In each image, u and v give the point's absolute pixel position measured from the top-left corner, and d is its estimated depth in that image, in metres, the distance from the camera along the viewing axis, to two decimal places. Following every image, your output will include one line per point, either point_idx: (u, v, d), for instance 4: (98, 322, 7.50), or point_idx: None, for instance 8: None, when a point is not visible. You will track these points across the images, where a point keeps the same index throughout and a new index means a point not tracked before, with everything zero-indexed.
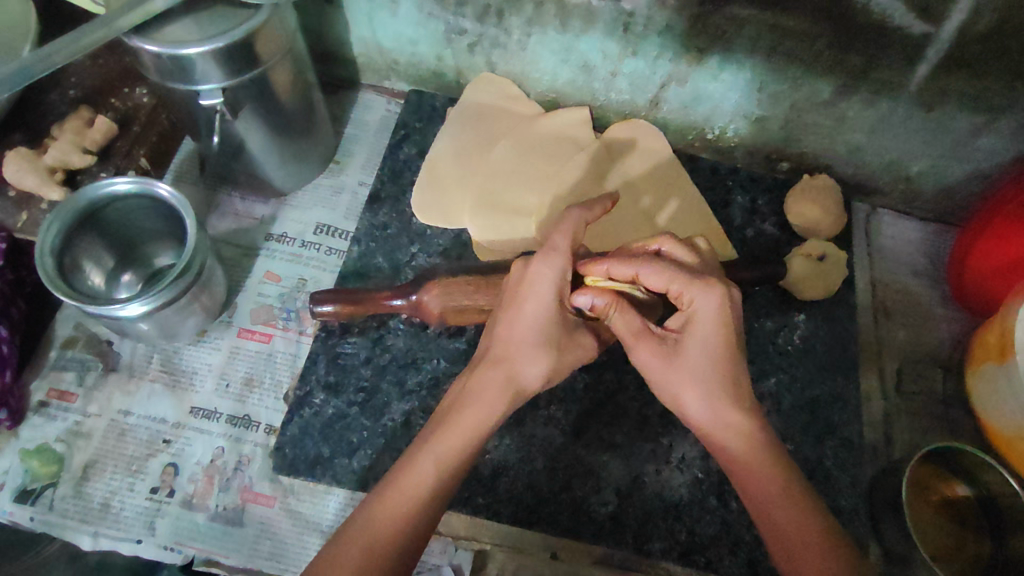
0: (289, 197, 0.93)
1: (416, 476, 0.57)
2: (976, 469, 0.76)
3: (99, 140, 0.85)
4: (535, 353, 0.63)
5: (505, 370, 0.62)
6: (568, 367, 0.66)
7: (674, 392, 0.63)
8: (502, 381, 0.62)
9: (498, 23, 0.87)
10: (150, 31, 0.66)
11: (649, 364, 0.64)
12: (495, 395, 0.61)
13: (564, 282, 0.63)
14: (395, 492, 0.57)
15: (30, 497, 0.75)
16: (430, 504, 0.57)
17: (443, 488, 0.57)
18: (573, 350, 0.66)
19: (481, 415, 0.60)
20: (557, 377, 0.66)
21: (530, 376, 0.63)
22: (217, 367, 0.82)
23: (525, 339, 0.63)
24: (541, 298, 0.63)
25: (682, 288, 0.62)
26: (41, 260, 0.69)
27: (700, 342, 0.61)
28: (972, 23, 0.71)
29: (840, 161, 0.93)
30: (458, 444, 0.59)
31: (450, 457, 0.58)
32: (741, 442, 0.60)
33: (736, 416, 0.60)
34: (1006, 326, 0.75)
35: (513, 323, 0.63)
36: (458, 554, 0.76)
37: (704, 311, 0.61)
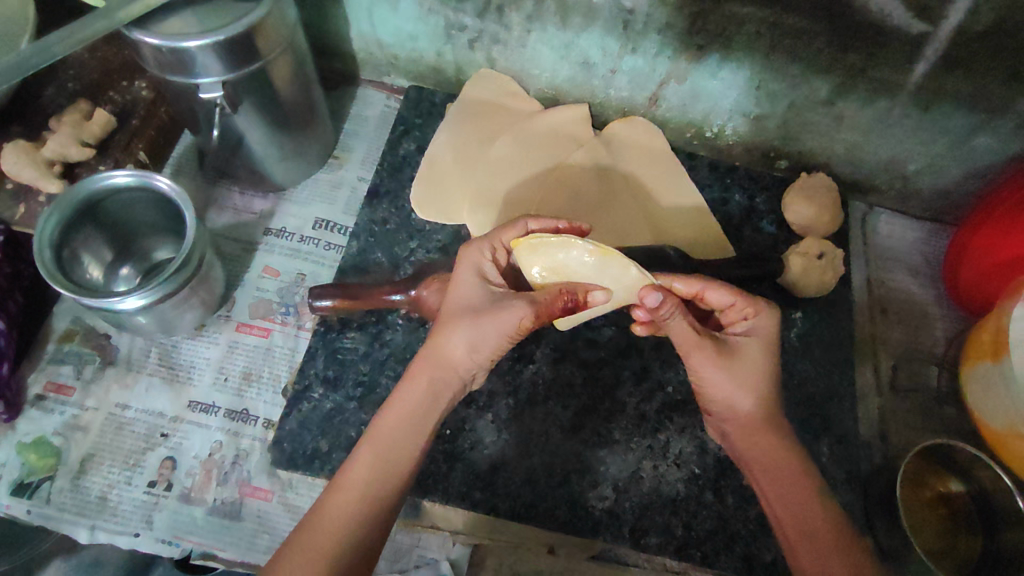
0: (288, 192, 0.93)
1: (346, 471, 0.58)
2: (968, 465, 0.76)
3: (98, 132, 0.85)
4: (454, 325, 0.62)
5: (430, 349, 0.63)
6: (497, 339, 0.62)
7: (729, 396, 0.64)
8: (426, 358, 0.63)
9: (498, 19, 0.87)
10: (151, 24, 0.66)
11: (708, 371, 0.63)
12: (419, 374, 0.63)
13: (483, 262, 0.65)
14: (338, 483, 0.58)
15: (27, 490, 0.74)
16: (368, 493, 0.57)
17: (378, 474, 0.58)
18: (496, 317, 0.61)
19: (410, 396, 0.62)
20: (489, 350, 0.63)
21: (454, 350, 0.62)
22: (216, 361, 0.82)
23: (449, 315, 0.64)
24: (461, 280, 0.65)
25: (748, 304, 0.65)
26: (39, 253, 0.69)
27: (762, 351, 0.64)
28: (970, 23, 0.71)
29: (837, 160, 0.94)
30: (389, 426, 0.60)
31: (389, 436, 0.60)
32: (778, 465, 0.62)
33: (771, 438, 0.63)
34: (1002, 323, 0.76)
35: (442, 305, 0.65)
36: (455, 550, 0.78)
37: (764, 326, 0.65)
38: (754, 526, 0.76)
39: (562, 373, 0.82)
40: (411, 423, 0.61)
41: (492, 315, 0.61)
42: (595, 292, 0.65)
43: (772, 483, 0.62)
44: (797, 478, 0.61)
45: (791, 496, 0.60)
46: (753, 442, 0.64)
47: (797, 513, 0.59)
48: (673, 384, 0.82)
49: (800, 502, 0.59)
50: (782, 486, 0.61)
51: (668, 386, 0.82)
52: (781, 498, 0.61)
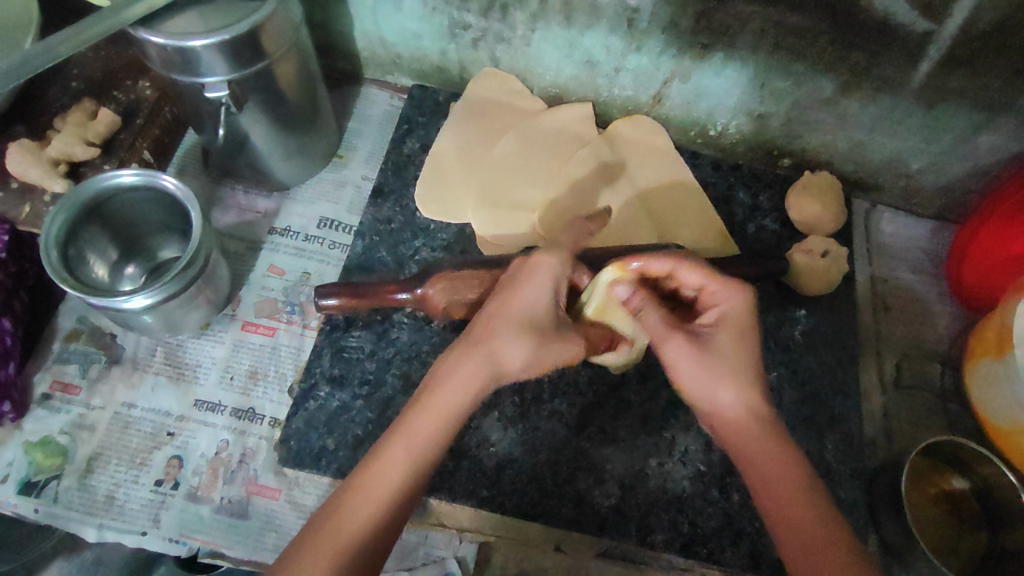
0: (293, 191, 0.93)
1: (383, 465, 0.57)
2: (973, 462, 0.77)
3: (102, 132, 0.85)
4: (518, 335, 0.64)
5: (489, 348, 0.63)
6: (552, 361, 0.67)
7: (704, 386, 0.64)
8: (481, 359, 0.62)
9: (502, 18, 0.87)
10: (156, 23, 0.66)
11: (681, 361, 0.65)
12: (472, 372, 0.62)
13: (558, 278, 0.67)
14: (370, 475, 0.57)
15: (34, 489, 0.74)
16: (401, 492, 0.57)
17: (410, 475, 0.57)
18: (557, 345, 0.66)
19: (454, 395, 0.61)
20: (544, 363, 0.66)
21: (511, 358, 0.63)
22: (221, 360, 0.82)
23: (512, 320, 0.64)
24: (538, 287, 0.66)
25: (717, 285, 0.67)
26: (46, 253, 0.69)
27: (733, 335, 0.65)
28: (974, 21, 0.71)
29: (840, 158, 0.94)
30: (427, 422, 0.59)
31: (425, 436, 0.59)
32: (761, 450, 0.61)
33: (751, 423, 0.62)
34: (1005, 320, 0.76)
35: (501, 305, 0.65)
36: (463, 547, 0.79)
37: (734, 307, 0.66)
38: (760, 523, 0.76)
39: (567, 371, 0.82)
40: (450, 421, 0.60)
41: (561, 342, 0.66)
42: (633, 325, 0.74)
43: (755, 470, 0.60)
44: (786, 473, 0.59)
45: (779, 484, 0.59)
46: (737, 436, 0.62)
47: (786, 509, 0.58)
48: None
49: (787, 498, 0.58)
50: (767, 473, 0.60)
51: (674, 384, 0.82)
52: (762, 489, 0.60)
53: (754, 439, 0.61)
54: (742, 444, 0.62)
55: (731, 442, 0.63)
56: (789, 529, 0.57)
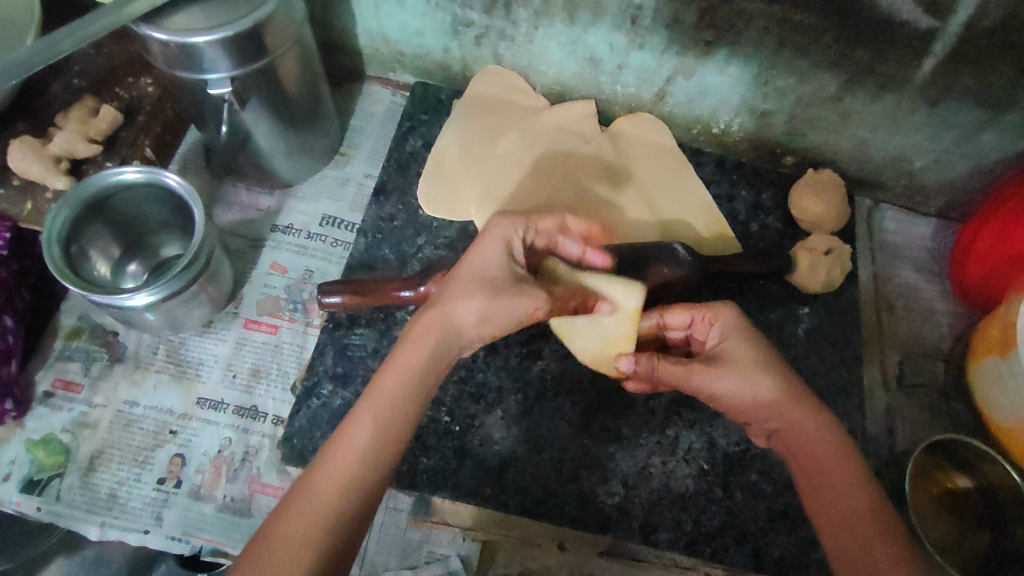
0: (295, 189, 0.93)
1: (342, 437, 0.56)
2: (978, 461, 0.77)
3: (104, 129, 0.85)
4: (470, 292, 0.62)
5: (437, 313, 0.62)
6: (509, 317, 0.64)
7: (750, 397, 0.63)
8: (433, 321, 0.62)
9: (505, 15, 0.87)
10: (159, 19, 0.66)
11: (717, 382, 0.64)
12: (425, 335, 0.61)
13: (514, 237, 0.67)
14: (335, 445, 0.55)
15: (36, 487, 0.74)
16: (362, 460, 0.55)
17: (376, 428, 0.56)
18: (514, 296, 0.63)
19: (412, 361, 0.60)
20: (499, 321, 0.64)
21: (466, 317, 0.62)
22: (224, 358, 0.82)
23: (463, 282, 0.63)
24: (488, 249, 0.65)
25: (704, 312, 0.67)
26: (48, 250, 0.68)
27: (740, 344, 0.65)
28: (979, 18, 0.71)
29: (844, 156, 0.94)
30: (389, 390, 0.58)
31: (392, 394, 0.58)
32: (825, 459, 0.60)
33: (811, 427, 0.62)
34: (1009, 318, 0.76)
35: (458, 271, 0.65)
36: (465, 546, 0.79)
37: (727, 317, 0.66)
38: (763, 521, 0.76)
39: (571, 369, 0.82)
40: (409, 388, 0.59)
41: (514, 295, 0.63)
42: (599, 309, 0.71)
43: (817, 474, 0.60)
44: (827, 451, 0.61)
45: (838, 491, 0.58)
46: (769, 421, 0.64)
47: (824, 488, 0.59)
48: None
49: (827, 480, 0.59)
50: (828, 481, 0.59)
51: (677, 383, 0.82)
52: (803, 471, 0.62)
53: (784, 420, 0.63)
54: (806, 452, 0.61)
55: (795, 450, 0.62)
56: (845, 530, 0.57)
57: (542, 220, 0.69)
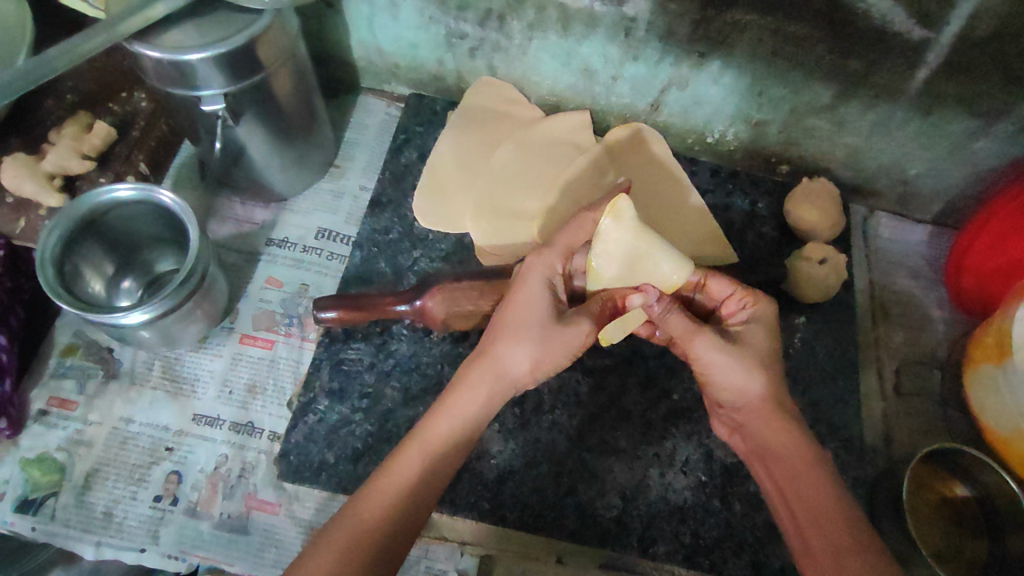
0: (290, 202, 0.93)
1: (394, 465, 0.59)
2: (975, 470, 0.77)
3: (98, 145, 0.85)
4: (521, 341, 0.63)
5: (494, 357, 0.63)
6: (558, 357, 0.66)
7: (737, 382, 0.65)
8: (488, 368, 0.63)
9: (499, 27, 0.87)
10: (151, 36, 0.66)
11: (713, 356, 0.64)
12: (480, 382, 0.63)
13: (554, 275, 0.66)
14: (385, 478, 0.59)
15: (31, 507, 0.74)
16: (412, 492, 0.58)
17: (429, 474, 0.59)
18: (565, 336, 0.64)
19: (469, 405, 0.62)
20: (547, 364, 0.66)
21: (517, 365, 0.64)
22: (220, 374, 0.82)
23: (515, 328, 0.64)
24: (534, 291, 0.65)
25: (745, 294, 0.68)
26: (42, 270, 0.68)
27: (763, 333, 0.66)
28: (971, 29, 0.71)
29: (838, 164, 0.94)
30: (444, 431, 0.61)
31: (444, 442, 0.61)
32: (792, 459, 0.61)
33: (783, 428, 0.63)
34: (1004, 327, 0.76)
35: (505, 313, 0.65)
36: (463, 561, 0.76)
37: (764, 313, 0.67)
38: (762, 532, 0.76)
39: (568, 382, 0.82)
40: (464, 432, 0.62)
41: (563, 334, 0.64)
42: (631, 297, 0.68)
43: (784, 477, 0.61)
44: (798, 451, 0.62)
45: (805, 492, 0.59)
46: (753, 417, 0.65)
47: (797, 486, 0.60)
48: (679, 391, 0.82)
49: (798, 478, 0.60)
50: (794, 483, 0.60)
51: (674, 394, 0.82)
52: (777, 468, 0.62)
53: (765, 417, 0.64)
54: (776, 449, 0.62)
55: (765, 453, 0.64)
56: (814, 532, 0.58)
57: (571, 233, 0.67)
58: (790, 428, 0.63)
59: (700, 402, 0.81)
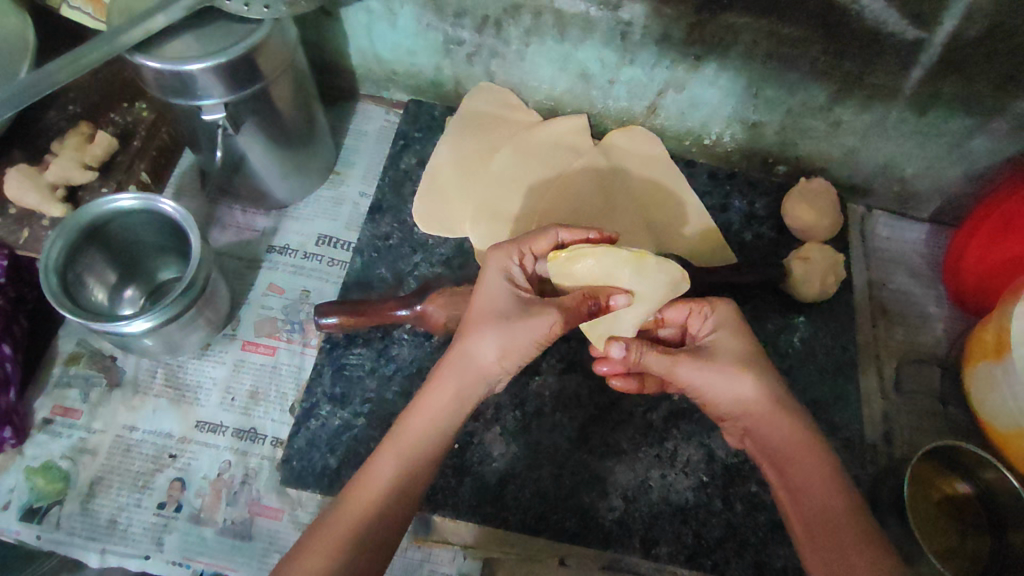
0: (290, 209, 0.93)
1: (372, 470, 0.59)
2: (976, 467, 0.77)
3: (100, 155, 0.86)
4: (483, 329, 0.62)
5: (460, 350, 0.63)
6: (527, 344, 0.62)
7: (727, 390, 0.64)
8: (456, 362, 0.63)
9: (496, 34, 0.87)
10: (153, 47, 0.67)
11: (697, 375, 0.64)
12: (450, 377, 0.63)
13: (511, 267, 0.66)
14: (360, 486, 0.59)
15: (36, 515, 0.74)
16: (387, 496, 0.58)
17: (402, 474, 0.59)
18: (525, 325, 0.61)
19: (438, 402, 0.62)
20: (518, 353, 0.63)
21: (484, 355, 0.62)
22: (222, 381, 0.82)
23: (478, 318, 0.63)
24: (490, 283, 0.65)
25: (703, 305, 0.68)
26: (46, 279, 0.69)
27: (729, 338, 0.65)
28: (964, 28, 0.72)
29: (835, 164, 0.95)
30: (417, 429, 0.61)
31: (415, 441, 0.61)
32: (799, 456, 0.62)
33: (787, 427, 0.63)
34: (1004, 323, 0.76)
35: (469, 310, 0.64)
36: (465, 563, 0.78)
37: (724, 318, 0.67)
38: (764, 532, 0.76)
39: (568, 385, 0.82)
40: (434, 430, 0.61)
41: (525, 321, 0.61)
42: (618, 297, 0.66)
43: (791, 476, 0.61)
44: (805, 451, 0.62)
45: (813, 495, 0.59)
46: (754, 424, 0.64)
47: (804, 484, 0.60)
48: (679, 393, 0.82)
49: (804, 476, 0.60)
50: (801, 481, 0.60)
51: (675, 395, 0.82)
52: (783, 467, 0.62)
53: (769, 420, 0.63)
54: (781, 448, 0.63)
55: (774, 454, 0.63)
56: (825, 538, 0.57)
57: (534, 242, 0.67)
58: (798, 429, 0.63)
59: (701, 403, 0.81)
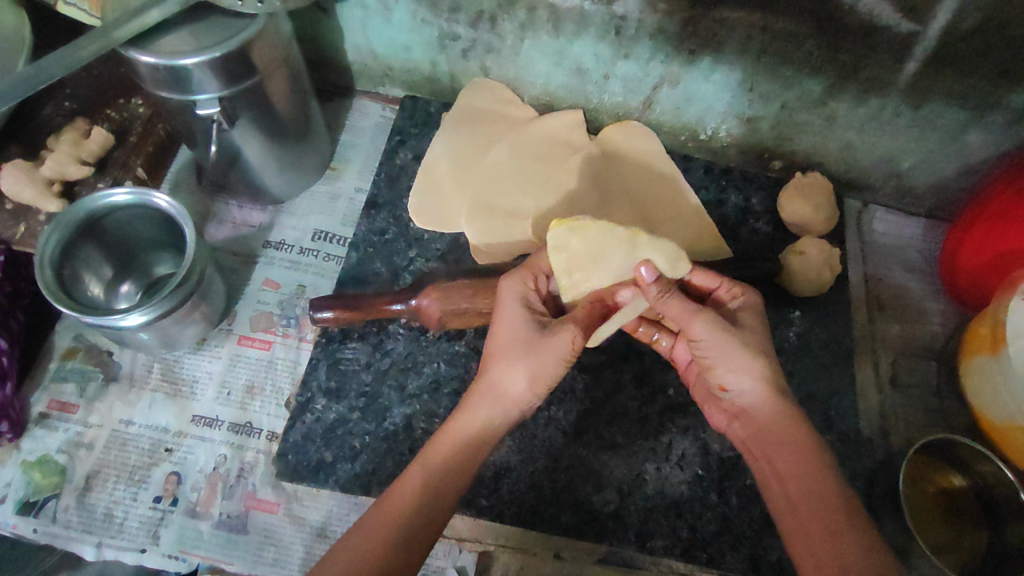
0: (287, 204, 0.94)
1: (397, 488, 0.60)
2: (971, 459, 0.77)
3: (96, 151, 0.87)
4: (512, 358, 0.64)
5: (490, 380, 0.64)
6: (558, 366, 0.64)
7: (738, 365, 0.64)
8: (486, 391, 0.64)
9: (490, 29, 0.87)
10: (146, 41, 0.67)
11: (713, 337, 0.64)
12: (480, 404, 0.64)
13: (526, 293, 0.67)
14: (390, 502, 0.59)
15: (33, 509, 0.75)
16: (418, 515, 0.59)
17: (432, 494, 0.60)
18: (551, 346, 0.63)
19: (468, 427, 0.63)
20: (549, 378, 0.64)
21: (514, 382, 0.63)
22: (218, 375, 0.82)
23: (505, 348, 0.65)
24: (509, 312, 0.66)
25: (734, 285, 0.69)
26: (41, 274, 0.69)
27: (756, 318, 0.66)
28: (958, 21, 0.72)
29: (831, 158, 0.95)
30: (444, 453, 0.62)
31: (446, 465, 0.61)
32: (789, 446, 0.62)
33: (782, 417, 0.63)
34: (999, 317, 0.76)
35: (493, 341, 0.66)
36: (461, 557, 0.77)
37: (750, 301, 0.68)
38: (759, 526, 0.76)
39: (563, 378, 0.82)
40: (462, 456, 0.62)
41: (551, 343, 0.63)
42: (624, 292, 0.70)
43: (783, 466, 0.61)
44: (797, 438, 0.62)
45: (808, 492, 0.59)
46: (753, 412, 0.65)
47: (797, 473, 0.60)
48: (674, 386, 0.82)
49: (795, 467, 0.61)
50: (793, 470, 0.61)
51: (670, 388, 0.82)
52: (776, 455, 0.62)
53: (770, 410, 0.64)
54: (773, 436, 0.63)
55: (766, 440, 0.63)
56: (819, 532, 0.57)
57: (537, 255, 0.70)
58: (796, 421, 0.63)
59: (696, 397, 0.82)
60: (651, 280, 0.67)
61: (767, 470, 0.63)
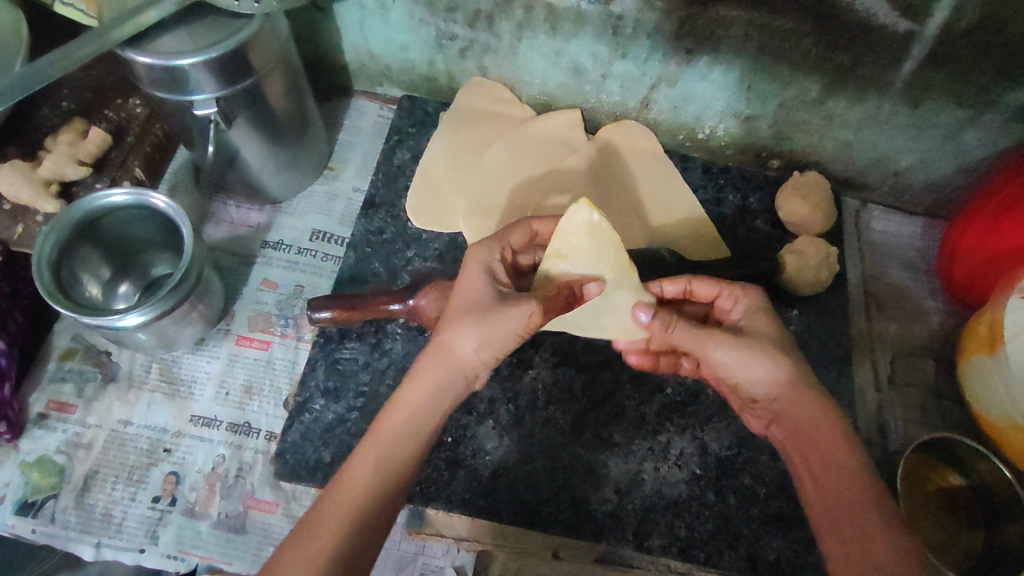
0: (285, 205, 0.94)
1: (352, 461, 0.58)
2: (969, 457, 0.77)
3: (93, 151, 0.86)
4: (461, 323, 0.61)
5: (437, 345, 0.61)
6: (508, 336, 0.61)
7: (758, 373, 0.64)
8: (434, 356, 0.61)
9: (488, 29, 0.87)
10: (143, 42, 0.67)
11: (730, 352, 0.64)
12: (428, 370, 0.61)
13: (491, 261, 0.65)
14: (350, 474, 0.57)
15: (31, 509, 0.75)
16: (372, 492, 0.57)
17: (384, 471, 0.57)
18: (503, 315, 0.60)
19: (415, 394, 0.60)
20: (498, 344, 0.61)
21: (462, 346, 0.61)
22: (216, 375, 0.82)
23: (457, 313, 0.62)
24: (470, 278, 0.64)
25: (734, 287, 0.69)
26: (39, 274, 0.69)
27: (765, 320, 0.66)
28: (956, 20, 0.72)
29: (828, 157, 0.95)
30: (392, 425, 0.59)
31: (396, 436, 0.59)
32: (818, 438, 0.61)
33: (810, 408, 0.62)
34: (997, 316, 0.76)
35: (450, 304, 0.63)
36: (460, 556, 0.80)
37: (756, 300, 0.68)
38: (758, 525, 0.76)
39: (562, 378, 0.82)
40: (411, 429, 0.59)
41: (503, 312, 0.60)
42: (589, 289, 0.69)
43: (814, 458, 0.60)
44: (827, 427, 0.61)
45: (839, 486, 0.57)
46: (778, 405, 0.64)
47: (828, 464, 0.59)
48: (672, 386, 0.82)
49: (826, 457, 0.59)
50: (823, 461, 0.59)
51: (668, 388, 0.82)
52: (805, 448, 0.61)
53: (795, 401, 0.63)
54: (801, 427, 0.62)
55: (795, 434, 0.62)
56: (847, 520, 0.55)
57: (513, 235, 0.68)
58: (823, 415, 0.61)
59: (694, 396, 0.82)
60: (647, 319, 0.68)
61: (800, 466, 0.62)
